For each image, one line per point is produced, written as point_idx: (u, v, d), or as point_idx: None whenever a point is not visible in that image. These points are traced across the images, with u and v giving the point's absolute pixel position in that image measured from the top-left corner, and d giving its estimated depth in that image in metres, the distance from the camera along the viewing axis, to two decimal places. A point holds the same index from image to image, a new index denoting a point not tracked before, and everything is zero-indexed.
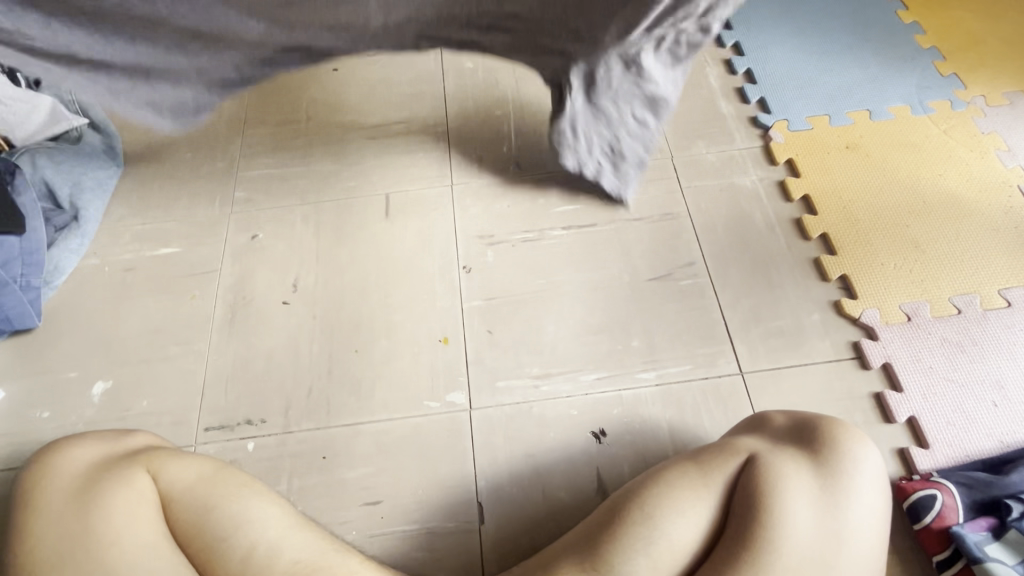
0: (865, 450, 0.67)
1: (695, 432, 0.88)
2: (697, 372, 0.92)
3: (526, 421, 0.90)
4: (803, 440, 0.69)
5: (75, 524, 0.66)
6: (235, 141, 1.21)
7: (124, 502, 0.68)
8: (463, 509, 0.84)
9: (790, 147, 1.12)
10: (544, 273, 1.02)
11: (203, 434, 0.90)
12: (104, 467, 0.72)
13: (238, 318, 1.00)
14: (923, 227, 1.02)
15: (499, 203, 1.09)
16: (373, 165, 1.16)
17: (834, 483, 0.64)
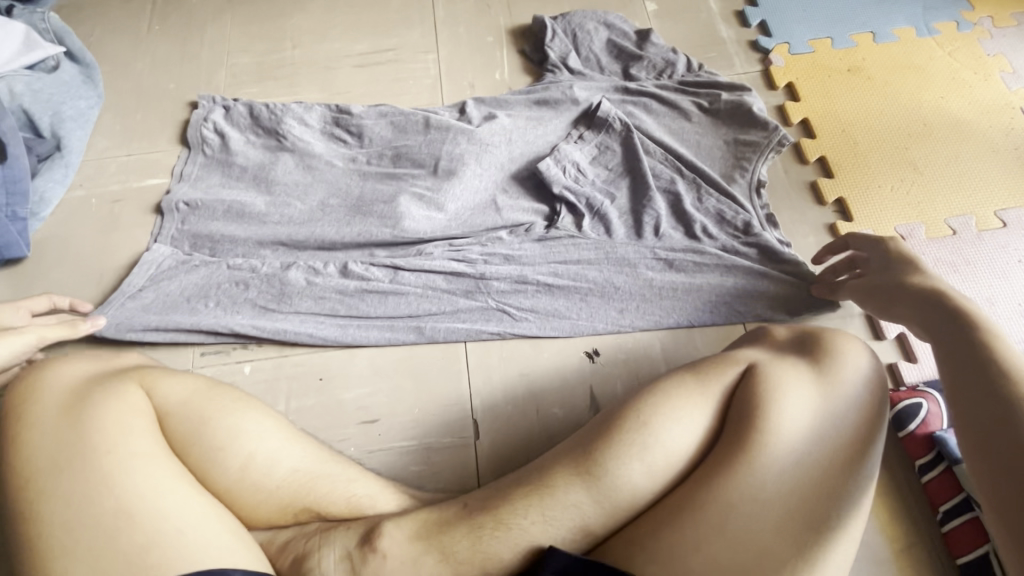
0: (862, 358, 0.69)
1: (687, 350, 0.89)
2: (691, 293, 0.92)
3: (521, 342, 0.91)
4: (802, 349, 0.71)
5: (67, 435, 0.64)
6: (218, 70, 1.17)
7: (117, 414, 0.66)
8: (460, 426, 0.86)
9: (791, 70, 1.09)
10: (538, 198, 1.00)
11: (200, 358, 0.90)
12: (96, 382, 0.70)
13: None
14: (923, 150, 1.00)
15: None
16: (363, 94, 1.13)
17: (833, 386, 0.66)
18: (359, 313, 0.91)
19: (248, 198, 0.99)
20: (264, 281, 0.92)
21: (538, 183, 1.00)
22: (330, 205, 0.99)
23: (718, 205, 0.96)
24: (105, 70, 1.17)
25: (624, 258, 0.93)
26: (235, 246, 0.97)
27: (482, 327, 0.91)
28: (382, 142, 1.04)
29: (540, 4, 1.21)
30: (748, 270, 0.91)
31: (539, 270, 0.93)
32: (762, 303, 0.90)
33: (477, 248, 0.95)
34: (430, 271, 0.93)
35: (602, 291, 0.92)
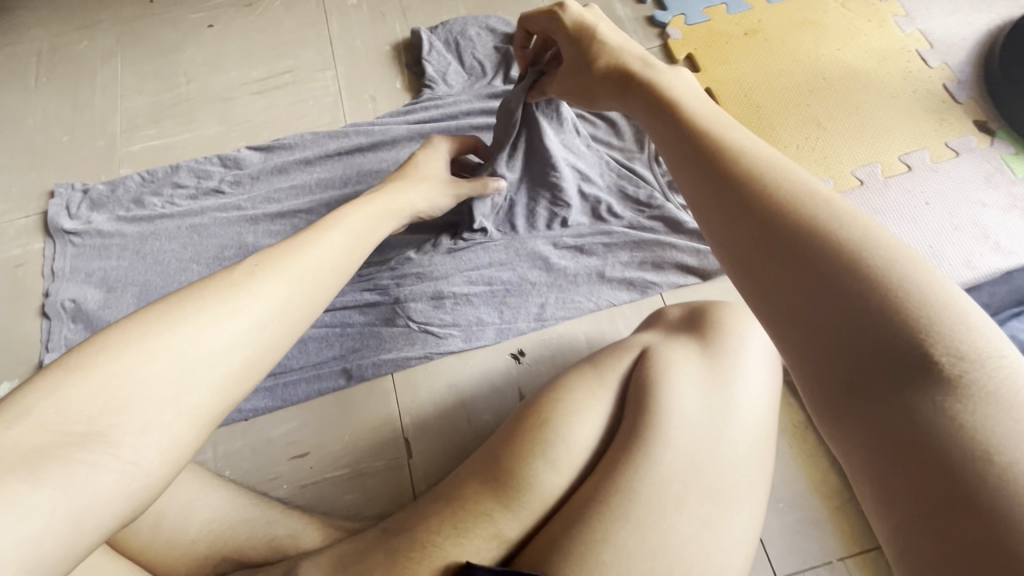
0: (750, 324, 0.70)
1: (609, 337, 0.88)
2: (606, 278, 0.91)
3: (441, 353, 0.89)
4: (693, 326, 0.71)
5: None
6: (113, 116, 1.13)
7: None
8: (391, 447, 0.84)
9: (689, 42, 1.08)
10: None
11: None
12: None
13: (133, 293, 0.96)
14: (824, 105, 1.00)
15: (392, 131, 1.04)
16: (263, 121, 1.10)
17: (719, 358, 0.66)
18: (282, 365, 0.89)
19: (150, 281, 0.97)
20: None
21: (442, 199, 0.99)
22: (228, 261, 0.98)
23: (619, 183, 0.97)
24: None
25: (531, 255, 0.92)
26: None
27: (407, 354, 0.88)
28: (269, 188, 1.02)
29: (433, 6, 1.19)
30: (657, 245, 0.91)
31: (452, 281, 0.91)
32: (677, 270, 0.91)
33: (385, 271, 0.93)
34: (342, 303, 0.91)
35: (521, 291, 0.91)
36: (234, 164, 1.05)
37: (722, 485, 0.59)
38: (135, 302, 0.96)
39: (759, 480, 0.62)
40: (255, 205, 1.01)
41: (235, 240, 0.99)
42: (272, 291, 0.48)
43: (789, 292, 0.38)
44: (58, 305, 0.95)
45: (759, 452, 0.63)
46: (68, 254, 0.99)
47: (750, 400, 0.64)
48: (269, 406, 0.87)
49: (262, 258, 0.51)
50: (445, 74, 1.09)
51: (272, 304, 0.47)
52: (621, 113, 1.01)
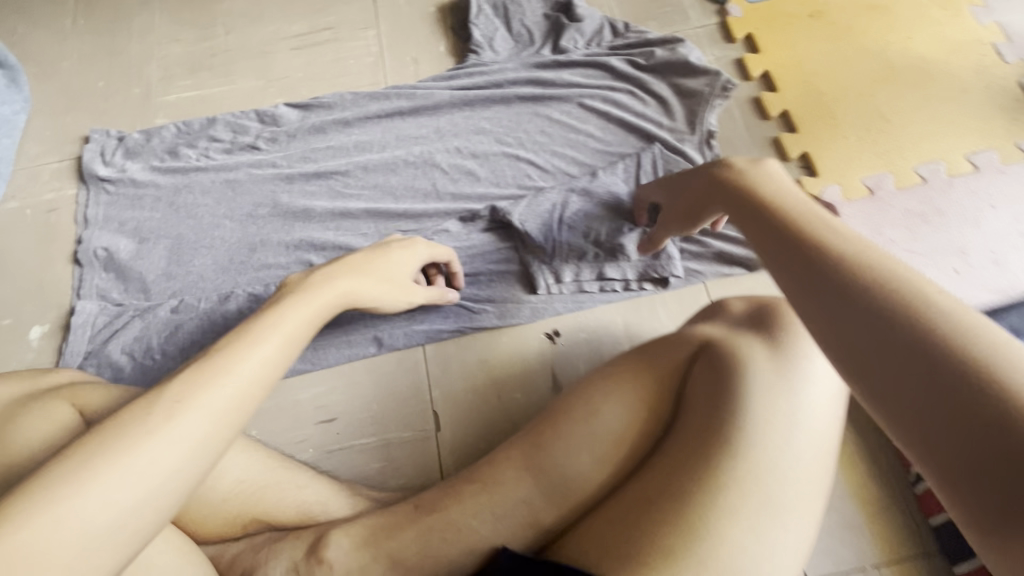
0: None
1: (645, 322, 0.86)
2: (649, 263, 0.87)
3: (473, 327, 0.87)
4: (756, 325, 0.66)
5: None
6: (149, 63, 1.11)
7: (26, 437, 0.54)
8: (419, 419, 0.83)
9: (750, 21, 1.03)
10: (480, 158, 0.97)
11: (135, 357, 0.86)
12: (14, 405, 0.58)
13: (166, 245, 0.95)
14: (889, 96, 0.95)
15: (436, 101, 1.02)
16: (302, 78, 1.07)
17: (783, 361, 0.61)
18: None
19: (182, 237, 0.96)
20: (205, 319, 0.87)
21: (484, 169, 0.96)
22: (261, 217, 0.96)
23: (667, 166, 0.92)
24: (30, 72, 1.11)
25: (570, 232, 0.88)
26: (176, 267, 0.94)
27: (439, 326, 0.87)
28: (306, 147, 1.00)
29: None
30: (700, 233, 0.89)
31: (489, 258, 0.90)
32: (721, 260, 0.88)
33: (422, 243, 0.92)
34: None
35: (559, 269, 0.88)
36: (272, 121, 1.02)
37: (778, 498, 0.54)
38: (168, 254, 0.95)
39: (819, 496, 0.57)
40: (291, 163, 0.99)
41: (269, 200, 0.97)
42: (195, 423, 0.38)
43: (857, 353, 0.34)
44: (90, 253, 0.94)
45: (822, 466, 0.57)
46: (102, 202, 0.98)
47: (816, 408, 0.58)
48: (299, 369, 0.86)
49: (190, 374, 0.40)
50: (493, 39, 1.05)
51: (207, 423, 0.38)
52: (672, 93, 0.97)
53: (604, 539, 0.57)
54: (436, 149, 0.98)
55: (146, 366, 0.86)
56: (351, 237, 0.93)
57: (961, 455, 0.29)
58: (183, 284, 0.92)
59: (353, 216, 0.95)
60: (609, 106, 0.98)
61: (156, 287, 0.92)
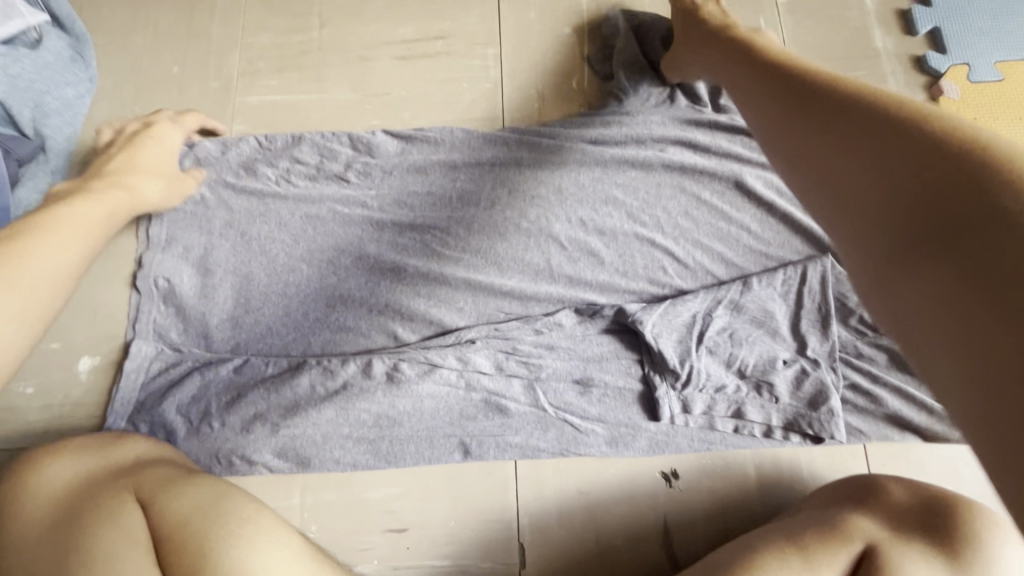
0: (1011, 549, 0.60)
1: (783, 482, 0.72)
2: (804, 416, 0.71)
3: (579, 453, 0.74)
4: (937, 533, 0.60)
5: (55, 562, 0.59)
6: (231, 52, 0.95)
7: (108, 533, 0.60)
8: (502, 548, 0.72)
9: (968, 107, 0.82)
10: (609, 236, 0.80)
11: (191, 421, 0.76)
12: (88, 487, 0.65)
13: (234, 286, 0.83)
14: None
15: None
16: (405, 97, 0.91)
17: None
18: (391, 420, 0.75)
19: (253, 278, 0.83)
20: (272, 390, 0.76)
21: (611, 251, 0.79)
22: (343, 266, 0.83)
23: (839, 291, 0.75)
24: (98, 43, 0.97)
25: (710, 357, 0.73)
26: (243, 314, 0.82)
27: (538, 443, 0.74)
28: (404, 189, 0.85)
29: None
30: (871, 380, 0.72)
31: (606, 367, 0.75)
32: (890, 422, 0.71)
33: (528, 335, 0.77)
34: (472, 361, 0.76)
35: (691, 399, 0.73)
36: (367, 149, 0.87)
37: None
38: (234, 296, 0.82)
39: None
40: (385, 205, 0.84)
41: (355, 248, 0.83)
42: None
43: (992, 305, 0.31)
44: (152, 282, 0.83)
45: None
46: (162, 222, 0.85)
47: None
48: (370, 464, 0.75)
49: None
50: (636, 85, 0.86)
51: None
52: None
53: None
54: (556, 217, 0.81)
55: (203, 434, 0.75)
56: (445, 311, 0.79)
57: (970, 307, 0.32)
58: (251, 336, 0.81)
59: (449, 285, 0.80)
60: (771, 197, 0.81)
61: (220, 335, 0.81)
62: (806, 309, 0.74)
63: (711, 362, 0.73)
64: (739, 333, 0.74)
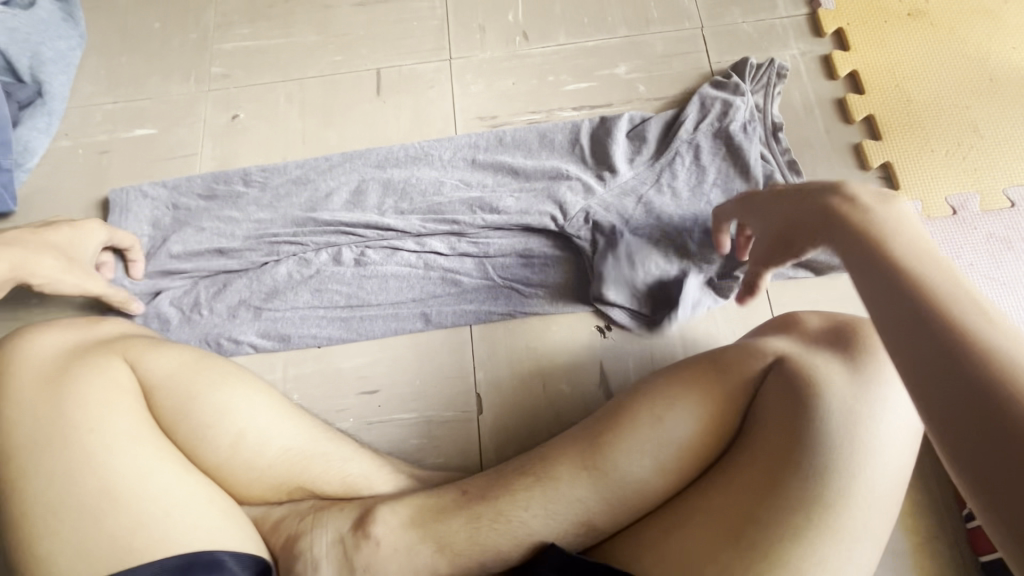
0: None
1: (702, 328, 0.84)
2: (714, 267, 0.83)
3: (527, 315, 0.85)
4: (840, 346, 0.61)
5: (51, 410, 0.66)
6: (207, 9, 1.07)
7: (101, 387, 0.68)
8: (462, 400, 0.82)
9: (842, 15, 0.96)
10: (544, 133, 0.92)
11: (181, 311, 0.86)
12: (74, 354, 0.71)
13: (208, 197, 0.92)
14: (986, 108, 0.89)
15: (502, 78, 0.98)
16: (363, 37, 1.03)
17: (871, 389, 0.58)
18: (361, 297, 0.86)
19: (225, 192, 0.92)
20: (254, 279, 0.87)
21: (543, 149, 0.92)
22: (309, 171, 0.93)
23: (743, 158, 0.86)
24: (86, 7, 1.08)
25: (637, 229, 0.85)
26: (217, 218, 0.90)
27: (491, 308, 0.85)
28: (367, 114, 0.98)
29: None
30: None
31: (544, 241, 0.87)
32: (784, 261, 0.85)
33: (474, 221, 0.87)
34: (428, 246, 0.87)
35: (630, 265, 0.82)
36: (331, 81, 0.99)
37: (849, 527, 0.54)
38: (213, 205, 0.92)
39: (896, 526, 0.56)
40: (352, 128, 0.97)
41: (321, 161, 0.94)
42: None
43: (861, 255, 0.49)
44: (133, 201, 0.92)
45: (898, 491, 0.56)
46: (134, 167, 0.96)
47: (897, 428, 0.57)
48: (344, 337, 0.85)
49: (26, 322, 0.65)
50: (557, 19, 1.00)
51: None
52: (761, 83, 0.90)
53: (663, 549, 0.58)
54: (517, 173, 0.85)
55: (194, 321, 0.85)
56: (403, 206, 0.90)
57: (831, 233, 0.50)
58: (224, 241, 0.88)
59: (405, 186, 0.90)
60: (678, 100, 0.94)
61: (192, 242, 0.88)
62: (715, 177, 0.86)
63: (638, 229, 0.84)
64: (659, 203, 0.85)
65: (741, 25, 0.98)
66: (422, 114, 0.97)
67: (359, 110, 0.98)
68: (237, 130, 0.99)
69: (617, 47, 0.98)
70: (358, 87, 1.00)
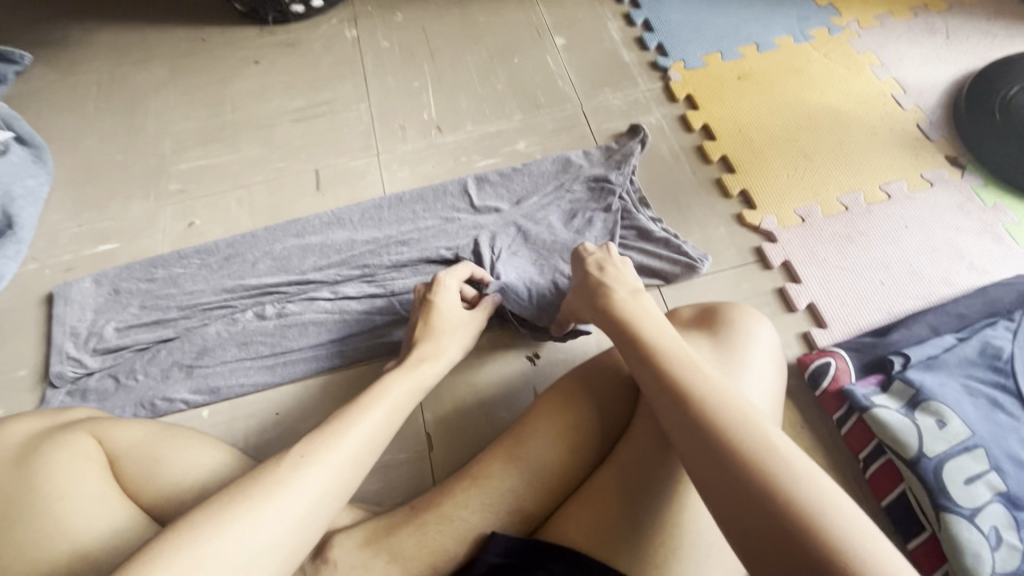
0: (762, 324, 0.74)
1: (604, 336, 0.95)
2: None
3: (465, 355, 0.96)
4: (705, 324, 0.74)
5: (17, 487, 0.67)
6: (163, 138, 1.24)
7: (68, 459, 0.69)
8: (413, 441, 0.89)
9: (687, 84, 1.20)
10: (438, 190, 1.10)
11: (119, 383, 0.94)
12: (41, 437, 0.72)
13: (155, 283, 1.04)
14: (810, 140, 1.11)
15: (423, 164, 1.16)
16: (302, 145, 1.21)
17: (732, 353, 0.70)
18: (283, 344, 0.97)
19: (160, 274, 1.05)
20: (186, 342, 0.97)
21: (437, 201, 1.09)
22: (238, 245, 1.07)
23: (602, 193, 1.06)
24: (55, 150, 1.24)
25: (516, 256, 1.00)
26: (159, 293, 1.03)
27: (398, 338, 0.97)
28: (308, 206, 1.13)
29: (459, 49, 1.32)
30: (626, 248, 1.00)
31: None
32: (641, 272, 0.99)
33: (382, 264, 1.01)
34: (341, 292, 1.00)
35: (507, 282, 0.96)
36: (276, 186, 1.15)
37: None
38: (148, 284, 1.04)
39: None
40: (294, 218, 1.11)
41: (247, 237, 1.08)
42: None
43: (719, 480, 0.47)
44: (79, 294, 1.04)
45: None
46: (86, 279, 1.06)
47: (760, 374, 0.69)
48: (268, 381, 0.94)
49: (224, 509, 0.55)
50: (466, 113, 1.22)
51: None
52: (622, 136, 1.14)
53: (580, 520, 0.64)
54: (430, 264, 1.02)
55: (129, 387, 0.94)
56: (320, 260, 1.04)
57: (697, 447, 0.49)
58: (160, 313, 1.00)
59: (323, 246, 1.05)
60: (554, 153, 1.14)
61: (134, 318, 1.00)
62: (579, 210, 1.05)
63: (516, 258, 1.00)
64: (532, 236, 1.02)
65: (613, 100, 1.21)
66: (357, 200, 1.13)
67: (302, 204, 1.13)
68: (194, 234, 1.12)
69: (515, 129, 1.19)
70: (300, 185, 1.15)
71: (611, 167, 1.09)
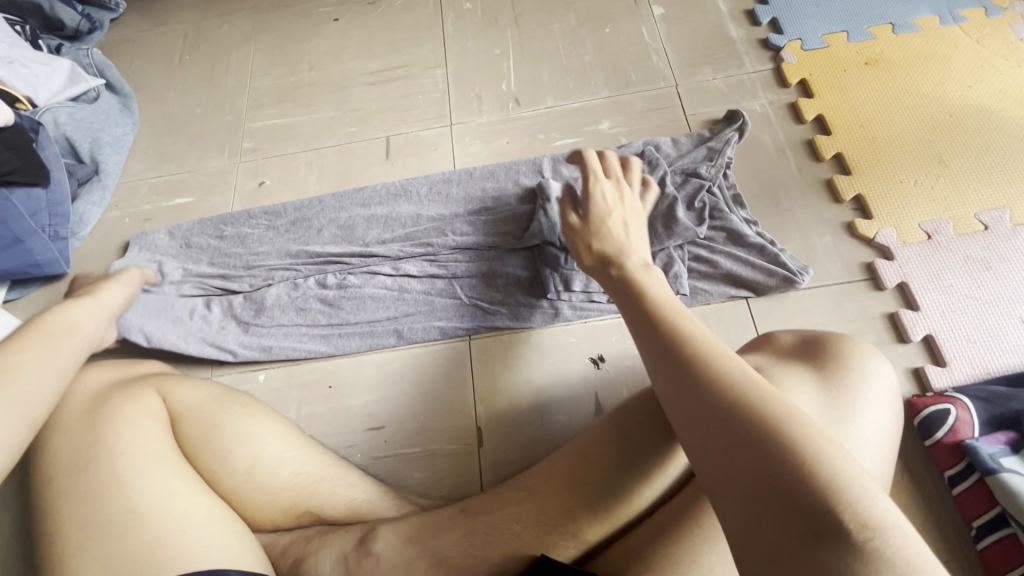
0: (875, 363, 0.61)
1: None
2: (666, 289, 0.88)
3: (525, 349, 0.90)
4: (807, 355, 0.63)
5: (85, 438, 0.64)
6: (242, 94, 1.24)
7: (134, 414, 0.66)
8: (462, 433, 0.86)
9: (804, 67, 1.05)
10: (513, 170, 1.03)
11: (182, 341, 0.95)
12: (113, 389, 0.70)
13: (225, 242, 1.04)
14: (949, 142, 0.95)
15: (498, 139, 1.09)
16: (375, 110, 1.17)
17: (839, 393, 0.58)
18: (341, 317, 0.95)
19: (229, 232, 1.05)
20: (249, 303, 0.97)
21: (508, 181, 1.02)
22: (305, 209, 1.05)
23: (693, 185, 0.94)
24: (141, 100, 1.26)
25: None
26: (228, 250, 1.03)
27: (457, 324, 0.93)
28: (377, 175, 1.09)
29: (546, 15, 1.22)
30: (712, 252, 0.90)
31: (508, 261, 0.95)
32: (727, 282, 0.89)
33: (447, 244, 0.97)
34: (403, 269, 0.96)
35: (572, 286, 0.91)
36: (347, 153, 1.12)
37: None
38: (217, 242, 1.04)
39: None
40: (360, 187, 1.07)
41: (315, 202, 1.06)
42: None
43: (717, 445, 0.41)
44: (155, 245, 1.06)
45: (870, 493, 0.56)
46: (161, 231, 1.07)
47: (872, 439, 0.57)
48: (324, 353, 0.93)
49: None
50: (548, 86, 1.13)
51: None
52: (724, 121, 1.01)
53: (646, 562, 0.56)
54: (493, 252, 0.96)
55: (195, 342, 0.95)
56: (384, 233, 1.00)
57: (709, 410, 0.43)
58: (226, 272, 1.00)
59: (388, 219, 1.01)
60: (643, 136, 1.04)
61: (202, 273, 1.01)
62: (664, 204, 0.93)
63: None
64: None
65: (713, 81, 1.08)
66: (426, 172, 1.08)
67: (369, 172, 1.10)
68: (264, 195, 1.11)
69: (600, 107, 1.09)
70: (370, 153, 1.12)
71: (706, 158, 0.97)
